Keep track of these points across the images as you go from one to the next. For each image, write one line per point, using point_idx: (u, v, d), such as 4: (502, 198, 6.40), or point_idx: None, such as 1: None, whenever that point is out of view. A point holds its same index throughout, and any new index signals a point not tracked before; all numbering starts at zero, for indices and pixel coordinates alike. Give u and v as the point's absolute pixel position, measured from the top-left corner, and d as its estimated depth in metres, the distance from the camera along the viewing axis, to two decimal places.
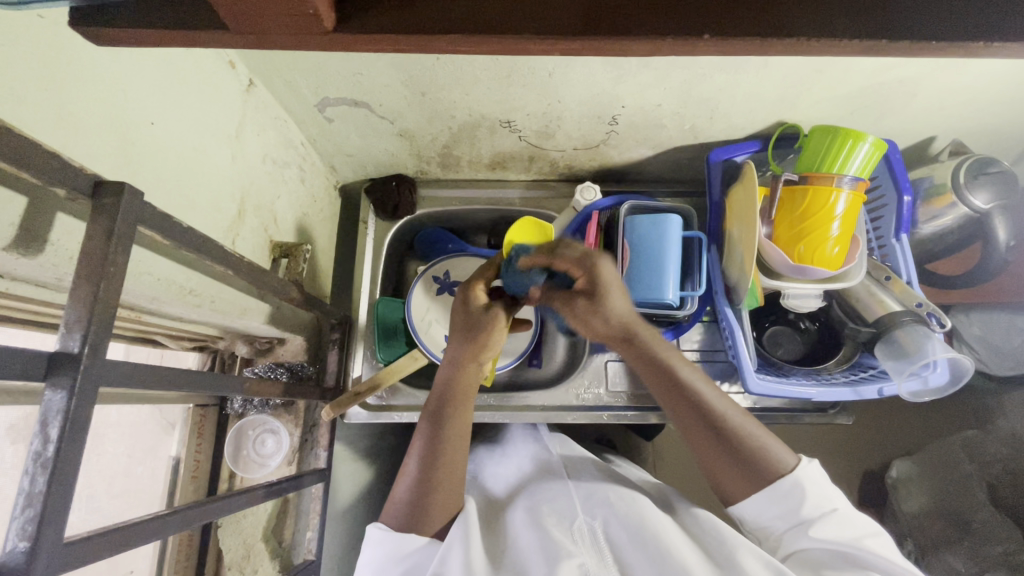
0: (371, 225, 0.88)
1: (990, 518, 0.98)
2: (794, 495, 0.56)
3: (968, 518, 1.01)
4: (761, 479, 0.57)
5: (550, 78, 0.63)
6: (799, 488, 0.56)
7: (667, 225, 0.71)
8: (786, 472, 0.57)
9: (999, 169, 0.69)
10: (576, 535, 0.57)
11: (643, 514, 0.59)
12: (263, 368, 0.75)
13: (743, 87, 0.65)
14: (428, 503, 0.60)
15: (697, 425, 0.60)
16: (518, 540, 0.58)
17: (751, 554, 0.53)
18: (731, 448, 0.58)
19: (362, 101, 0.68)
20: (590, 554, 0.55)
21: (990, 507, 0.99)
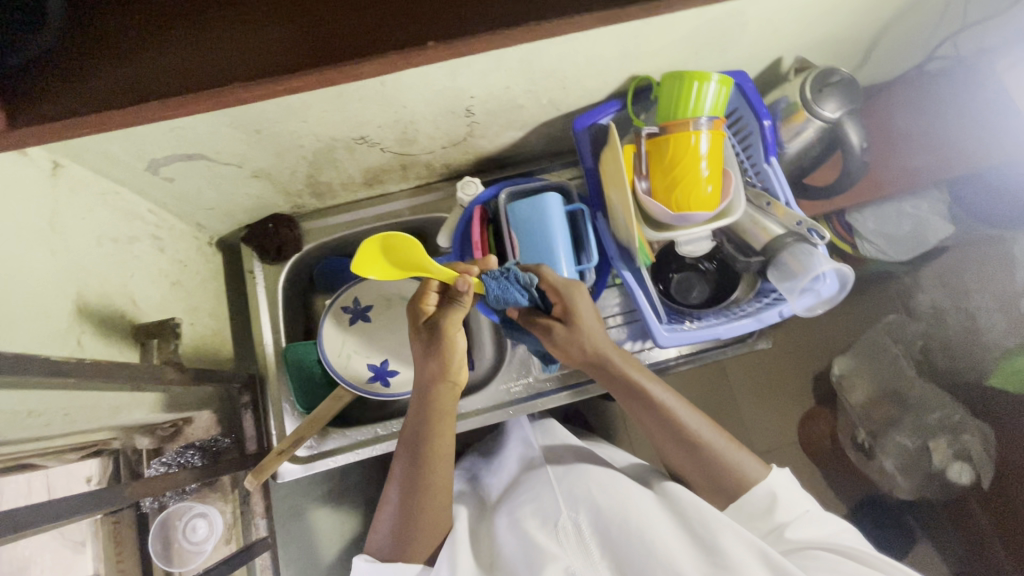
0: (259, 275, 0.84)
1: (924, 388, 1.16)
2: (767, 502, 0.61)
3: (905, 395, 1.18)
4: (731, 496, 0.63)
5: (384, 87, 0.60)
6: (773, 496, 0.61)
7: (546, 205, 0.70)
8: (758, 484, 0.62)
9: (841, 77, 0.72)
10: (563, 534, 0.59)
11: (625, 502, 0.61)
12: (173, 454, 0.69)
13: (581, 52, 0.64)
14: (414, 530, 0.61)
15: (679, 453, 0.65)
16: (507, 544, 0.60)
17: (733, 535, 0.56)
18: (706, 467, 0.64)
19: (196, 154, 0.63)
20: (577, 553, 0.57)
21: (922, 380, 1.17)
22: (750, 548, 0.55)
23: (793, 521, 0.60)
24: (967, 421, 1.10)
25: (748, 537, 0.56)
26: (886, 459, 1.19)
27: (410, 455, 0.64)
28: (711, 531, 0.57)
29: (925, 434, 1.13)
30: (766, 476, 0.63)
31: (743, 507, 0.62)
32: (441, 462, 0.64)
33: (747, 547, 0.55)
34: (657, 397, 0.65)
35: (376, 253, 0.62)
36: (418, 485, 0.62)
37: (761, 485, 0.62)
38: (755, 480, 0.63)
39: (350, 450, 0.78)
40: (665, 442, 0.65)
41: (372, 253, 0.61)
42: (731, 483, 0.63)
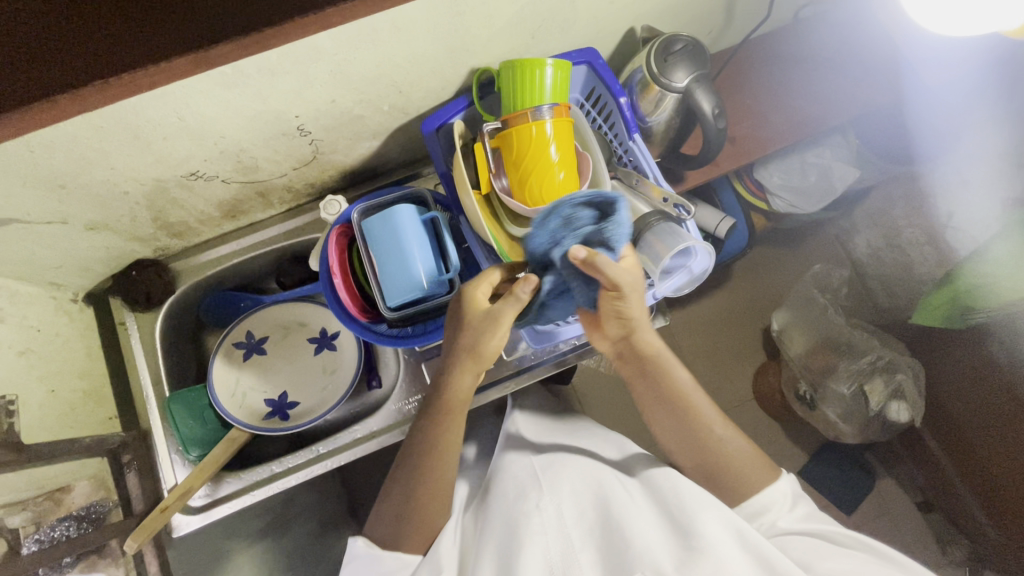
0: (133, 324, 0.81)
1: (863, 338, 1.15)
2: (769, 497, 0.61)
3: (843, 342, 1.15)
4: (736, 496, 0.62)
5: (186, 121, 0.56)
6: (777, 495, 0.61)
7: (397, 217, 0.67)
8: (768, 487, 0.61)
9: (684, 44, 0.69)
10: (544, 522, 0.59)
11: (606, 496, 0.61)
12: (49, 529, 0.64)
13: (396, 55, 0.61)
14: (410, 518, 0.62)
15: (681, 445, 0.65)
16: (497, 525, 0.61)
17: (710, 516, 0.55)
18: (718, 470, 0.63)
19: (3, 219, 0.59)
20: (554, 537, 0.58)
21: (861, 331, 1.16)
22: (725, 529, 0.54)
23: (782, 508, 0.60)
24: (897, 360, 1.09)
25: (723, 516, 0.56)
26: (829, 410, 1.15)
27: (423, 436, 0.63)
28: (688, 515, 0.56)
29: (862, 378, 1.10)
30: (777, 484, 0.62)
31: (747, 508, 0.61)
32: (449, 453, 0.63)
33: (725, 527, 0.54)
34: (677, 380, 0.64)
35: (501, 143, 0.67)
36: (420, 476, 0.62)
37: (771, 486, 0.61)
38: (764, 484, 0.62)
39: (246, 493, 0.76)
40: (670, 433, 0.66)
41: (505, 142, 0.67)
42: (737, 484, 0.62)
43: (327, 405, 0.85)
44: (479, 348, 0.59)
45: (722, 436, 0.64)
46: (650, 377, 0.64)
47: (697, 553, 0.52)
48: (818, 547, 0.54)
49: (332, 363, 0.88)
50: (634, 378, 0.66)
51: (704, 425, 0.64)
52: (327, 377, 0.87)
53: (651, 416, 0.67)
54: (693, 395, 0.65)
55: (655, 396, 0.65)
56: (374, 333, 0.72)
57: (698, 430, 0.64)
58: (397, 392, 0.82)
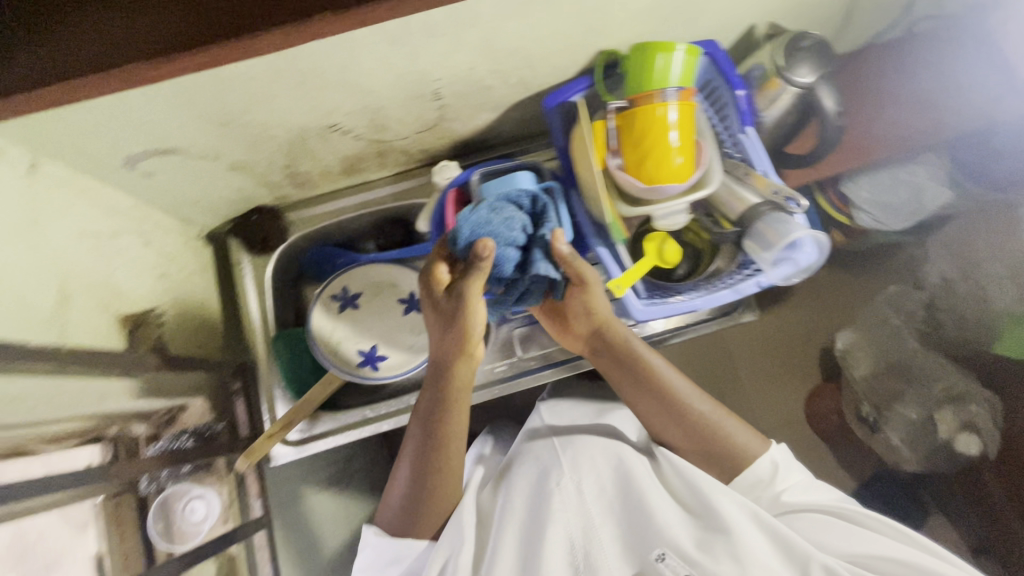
0: (247, 266, 0.87)
1: (930, 362, 1.12)
2: (770, 472, 0.63)
3: (911, 367, 1.13)
4: (732, 469, 0.64)
5: (346, 73, 0.61)
6: (775, 467, 0.63)
7: (516, 184, 0.70)
8: (760, 457, 0.64)
9: (812, 41, 0.70)
10: (567, 497, 0.61)
11: (627, 473, 0.62)
12: (171, 439, 0.70)
13: (541, 28, 0.64)
14: (422, 507, 0.63)
15: (669, 428, 0.66)
16: (517, 504, 0.63)
17: (729, 501, 0.58)
18: (709, 445, 0.65)
19: (170, 148, 0.64)
20: (577, 517, 0.59)
21: (932, 353, 1.12)
22: (744, 512, 0.57)
23: (789, 486, 0.63)
24: (974, 392, 1.07)
25: (741, 501, 0.59)
26: (891, 433, 1.13)
27: (425, 436, 0.64)
28: (706, 501, 0.59)
29: (931, 406, 1.09)
30: (767, 450, 0.65)
31: (746, 480, 0.63)
32: (454, 442, 0.64)
33: (739, 509, 0.58)
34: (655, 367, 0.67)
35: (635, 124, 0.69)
36: (429, 467, 0.63)
37: (762, 456, 0.64)
38: (753, 454, 0.64)
39: (339, 433, 0.80)
40: (657, 416, 0.67)
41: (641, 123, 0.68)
42: (729, 454, 0.64)
43: (414, 362, 0.88)
44: (466, 327, 0.62)
45: (703, 412, 0.66)
46: (627, 360, 0.67)
47: (717, 535, 0.56)
48: (824, 528, 0.59)
49: (420, 325, 0.91)
50: (611, 368, 0.69)
51: (687, 405, 0.66)
52: (414, 336, 0.91)
53: (642, 415, 0.68)
54: (667, 373, 0.67)
55: (643, 379, 0.67)
56: None
57: (680, 410, 0.65)
58: (488, 354, 0.83)
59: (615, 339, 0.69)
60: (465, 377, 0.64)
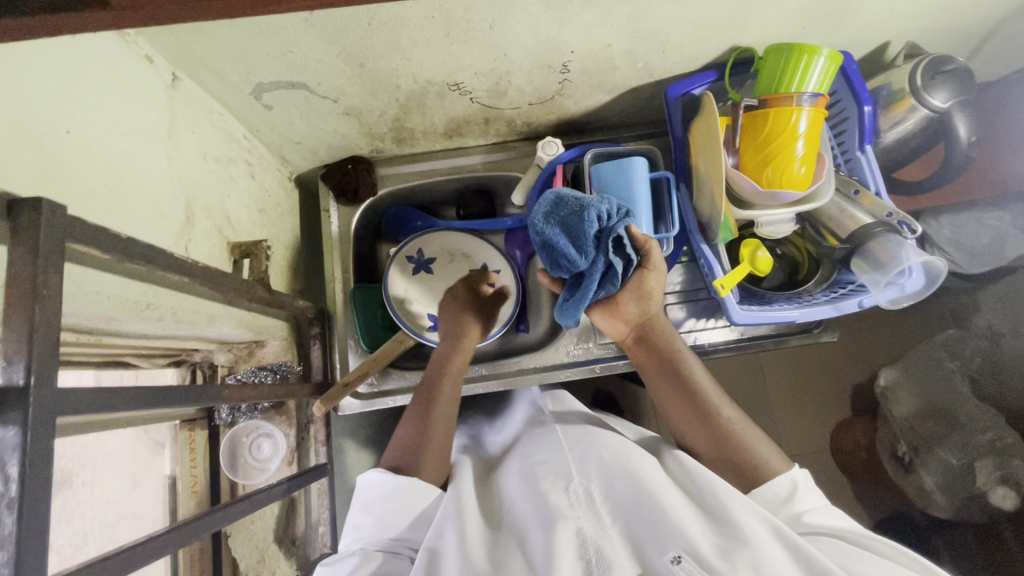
0: (333, 214, 0.85)
1: (976, 409, 1.02)
2: (790, 492, 0.55)
3: (955, 413, 1.04)
4: (751, 481, 0.58)
5: (491, 30, 0.60)
6: (796, 487, 0.56)
7: (632, 168, 0.69)
8: (779, 473, 0.57)
9: (955, 66, 0.68)
10: (573, 497, 0.52)
11: (637, 473, 0.53)
12: (247, 373, 0.73)
13: (691, 14, 0.63)
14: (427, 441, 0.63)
15: (694, 426, 0.62)
16: (518, 501, 0.55)
17: (754, 515, 0.49)
18: (730, 451, 0.59)
19: (299, 82, 0.64)
20: (587, 516, 0.50)
21: (974, 399, 1.03)
22: (766, 525, 0.48)
23: (812, 507, 0.54)
24: (1020, 445, 0.98)
25: (761, 513, 0.50)
26: (927, 476, 1.08)
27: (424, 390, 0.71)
28: (724, 510, 0.50)
29: (974, 453, 1.00)
30: (789, 470, 0.58)
31: (761, 494, 0.56)
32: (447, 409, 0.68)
33: (763, 524, 0.48)
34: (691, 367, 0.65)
35: (767, 127, 0.67)
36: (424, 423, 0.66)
37: (784, 474, 0.57)
38: (775, 471, 0.58)
39: (408, 393, 0.80)
40: (682, 413, 0.63)
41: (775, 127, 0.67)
42: (748, 464, 0.58)
43: None
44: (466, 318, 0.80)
45: (730, 416, 0.61)
46: (668, 357, 0.66)
47: (740, 545, 0.46)
48: (839, 550, 0.49)
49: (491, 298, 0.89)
50: (646, 360, 0.68)
51: (713, 405, 0.62)
52: None
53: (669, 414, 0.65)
54: (699, 372, 0.65)
55: (674, 373, 0.65)
56: None
57: (707, 409, 0.62)
58: (565, 337, 0.82)
59: (661, 335, 0.67)
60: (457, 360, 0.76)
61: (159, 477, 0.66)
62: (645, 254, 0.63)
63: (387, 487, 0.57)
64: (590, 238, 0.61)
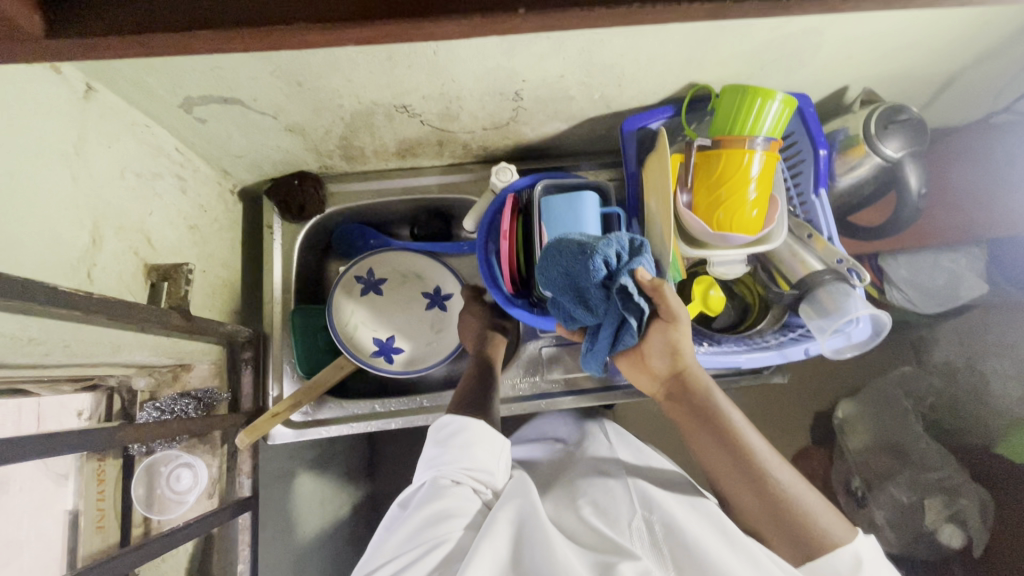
0: (278, 231, 0.82)
1: (929, 448, 1.04)
2: (851, 569, 0.50)
3: (907, 450, 1.06)
4: (811, 552, 0.52)
5: (436, 56, 0.57)
6: (858, 564, 0.50)
7: (583, 203, 0.67)
8: (841, 544, 0.51)
9: (909, 116, 0.68)
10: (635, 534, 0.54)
11: (705, 522, 0.54)
12: (168, 401, 0.66)
13: (645, 51, 0.61)
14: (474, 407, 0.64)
15: (743, 494, 0.54)
16: (578, 535, 0.54)
17: None
18: (785, 520, 0.52)
19: (232, 98, 0.60)
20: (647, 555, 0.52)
21: (926, 437, 1.05)
22: None
23: None
24: (968, 485, 0.98)
25: None
26: (877, 511, 1.06)
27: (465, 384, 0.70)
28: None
29: (924, 492, 1.01)
30: (853, 540, 0.52)
31: (822, 570, 0.51)
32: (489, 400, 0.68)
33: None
34: (734, 425, 0.56)
35: (719, 170, 0.66)
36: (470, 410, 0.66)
37: (845, 547, 0.51)
38: (838, 541, 0.51)
39: (344, 423, 0.76)
40: (727, 477, 0.56)
41: (728, 169, 0.65)
42: (807, 535, 0.52)
43: (430, 361, 0.85)
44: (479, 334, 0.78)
45: (785, 481, 0.53)
46: (707, 417, 0.57)
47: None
48: None
49: (441, 324, 0.88)
50: (683, 419, 0.59)
51: (763, 469, 0.54)
52: (434, 336, 0.88)
53: (713, 474, 0.58)
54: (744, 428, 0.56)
55: (715, 434, 0.56)
56: (517, 305, 0.73)
57: (757, 475, 0.54)
58: (512, 369, 0.80)
59: (697, 390, 0.58)
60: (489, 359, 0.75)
61: (60, 512, 0.61)
62: (663, 304, 0.55)
63: (453, 429, 0.59)
64: (591, 285, 0.55)
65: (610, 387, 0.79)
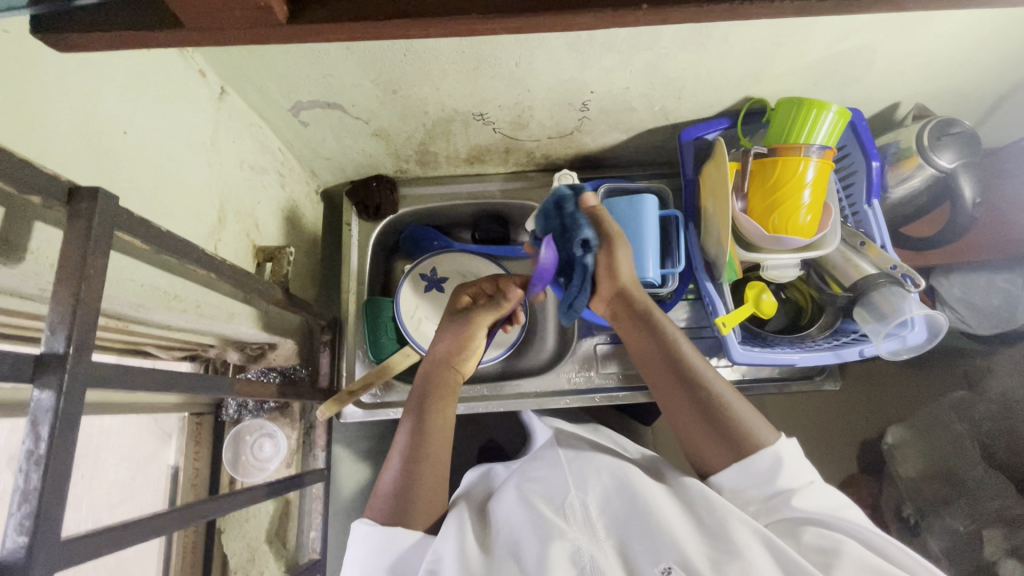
0: (355, 228, 0.89)
1: (985, 475, 1.00)
2: (772, 467, 0.58)
3: (962, 477, 1.02)
4: (737, 450, 0.59)
5: (517, 67, 0.64)
6: (778, 461, 0.58)
7: (643, 204, 0.72)
8: (765, 447, 0.59)
9: (961, 129, 0.71)
10: (571, 513, 0.58)
11: (633, 491, 0.59)
12: (257, 372, 0.76)
13: (706, 65, 0.67)
14: (413, 491, 0.62)
15: (678, 392, 0.64)
16: (507, 520, 0.59)
17: (748, 530, 0.54)
18: (711, 419, 0.61)
19: (335, 103, 0.68)
20: (583, 533, 0.56)
21: (983, 464, 1.01)
22: (757, 536, 0.53)
23: (799, 488, 0.57)
24: None
25: (754, 525, 0.55)
26: (932, 538, 1.03)
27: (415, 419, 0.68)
28: (719, 522, 0.55)
29: (983, 521, 0.97)
30: (777, 441, 0.60)
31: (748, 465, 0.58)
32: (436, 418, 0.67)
33: (756, 537, 0.53)
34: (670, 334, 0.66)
35: (778, 177, 0.69)
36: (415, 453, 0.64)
37: (769, 447, 0.59)
38: (762, 444, 0.59)
39: None
40: (661, 378, 0.65)
41: (788, 175, 0.69)
42: (735, 435, 0.60)
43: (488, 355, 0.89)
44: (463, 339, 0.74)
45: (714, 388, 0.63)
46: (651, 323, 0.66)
47: (732, 558, 0.51)
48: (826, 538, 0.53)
49: None
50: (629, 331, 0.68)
51: (703, 380, 0.63)
52: None
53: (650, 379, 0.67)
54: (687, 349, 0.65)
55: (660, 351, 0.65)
56: None
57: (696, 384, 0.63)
58: (567, 363, 0.84)
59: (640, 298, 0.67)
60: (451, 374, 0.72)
61: (162, 466, 0.69)
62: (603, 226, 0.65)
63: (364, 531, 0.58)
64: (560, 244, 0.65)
65: None
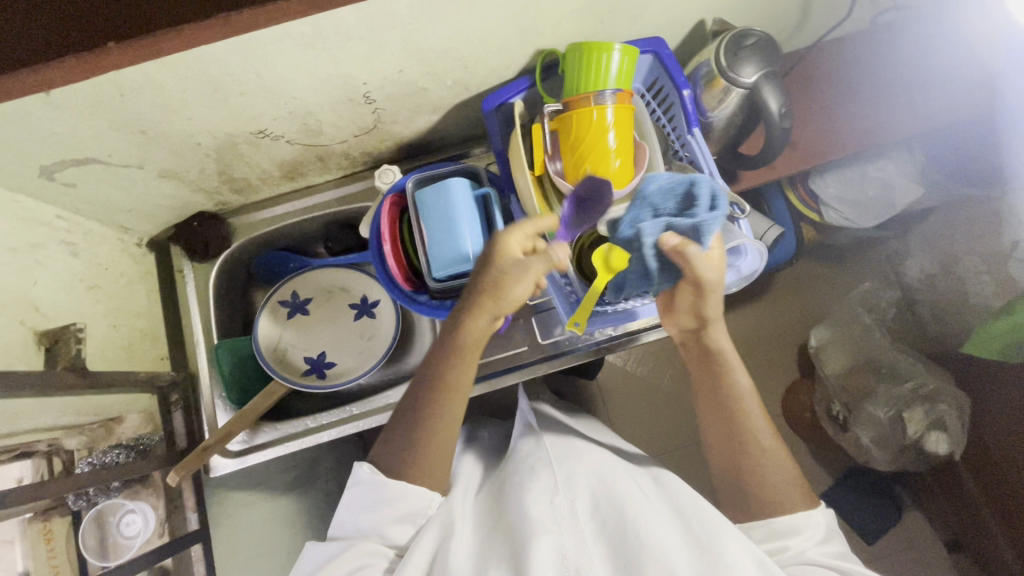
0: (190, 273, 0.84)
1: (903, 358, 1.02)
2: (798, 524, 0.58)
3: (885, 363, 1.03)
4: (761, 509, 0.60)
5: (262, 79, 0.59)
6: (806, 520, 0.58)
7: (450, 191, 0.69)
8: (797, 510, 0.59)
9: (755, 39, 0.67)
10: (557, 515, 0.56)
11: (624, 496, 0.57)
12: (101, 454, 0.69)
13: (471, 31, 0.62)
14: (412, 448, 0.59)
15: (719, 445, 0.64)
16: (507, 517, 0.58)
17: (742, 550, 0.51)
18: (747, 477, 0.61)
19: (88, 158, 0.62)
20: (569, 537, 0.54)
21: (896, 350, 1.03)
22: (752, 560, 0.50)
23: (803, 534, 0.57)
24: (943, 390, 0.96)
25: (750, 547, 0.52)
26: (861, 432, 1.03)
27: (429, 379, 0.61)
28: (709, 539, 0.52)
29: (901, 404, 0.98)
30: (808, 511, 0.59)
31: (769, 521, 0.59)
32: (461, 379, 0.61)
33: (748, 555, 0.51)
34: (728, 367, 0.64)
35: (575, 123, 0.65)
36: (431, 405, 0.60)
37: (803, 514, 0.58)
38: (791, 508, 0.59)
39: (280, 444, 0.80)
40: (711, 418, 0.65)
41: (584, 121, 0.65)
42: (765, 498, 0.60)
43: (362, 368, 0.86)
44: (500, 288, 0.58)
45: (760, 443, 0.62)
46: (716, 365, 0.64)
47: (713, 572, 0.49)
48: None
49: (371, 330, 0.88)
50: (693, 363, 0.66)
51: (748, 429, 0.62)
52: (365, 343, 0.88)
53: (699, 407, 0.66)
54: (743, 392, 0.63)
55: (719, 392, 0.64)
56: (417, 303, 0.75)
57: (740, 440, 0.62)
58: None
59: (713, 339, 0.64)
60: (475, 335, 0.60)
61: None
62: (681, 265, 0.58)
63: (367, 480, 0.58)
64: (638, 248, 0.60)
65: (551, 357, 0.82)
